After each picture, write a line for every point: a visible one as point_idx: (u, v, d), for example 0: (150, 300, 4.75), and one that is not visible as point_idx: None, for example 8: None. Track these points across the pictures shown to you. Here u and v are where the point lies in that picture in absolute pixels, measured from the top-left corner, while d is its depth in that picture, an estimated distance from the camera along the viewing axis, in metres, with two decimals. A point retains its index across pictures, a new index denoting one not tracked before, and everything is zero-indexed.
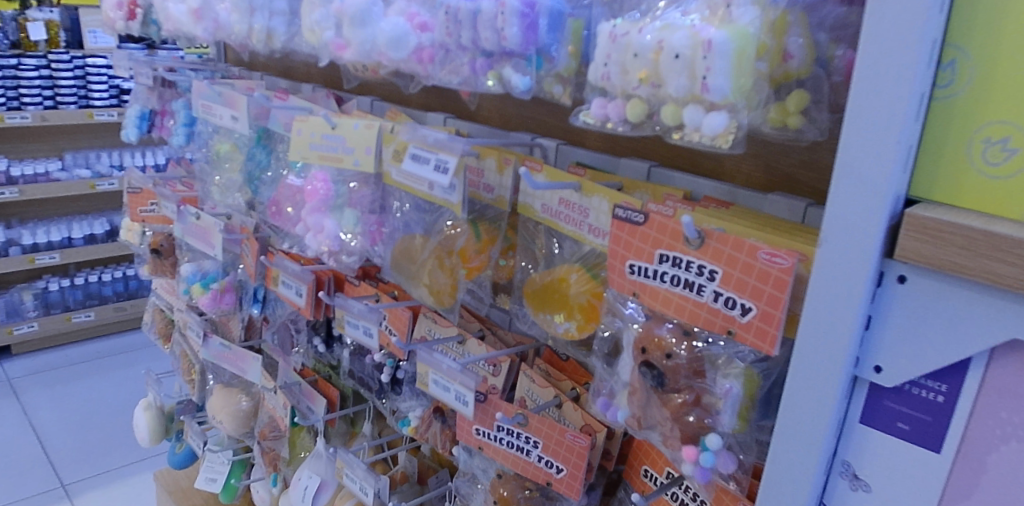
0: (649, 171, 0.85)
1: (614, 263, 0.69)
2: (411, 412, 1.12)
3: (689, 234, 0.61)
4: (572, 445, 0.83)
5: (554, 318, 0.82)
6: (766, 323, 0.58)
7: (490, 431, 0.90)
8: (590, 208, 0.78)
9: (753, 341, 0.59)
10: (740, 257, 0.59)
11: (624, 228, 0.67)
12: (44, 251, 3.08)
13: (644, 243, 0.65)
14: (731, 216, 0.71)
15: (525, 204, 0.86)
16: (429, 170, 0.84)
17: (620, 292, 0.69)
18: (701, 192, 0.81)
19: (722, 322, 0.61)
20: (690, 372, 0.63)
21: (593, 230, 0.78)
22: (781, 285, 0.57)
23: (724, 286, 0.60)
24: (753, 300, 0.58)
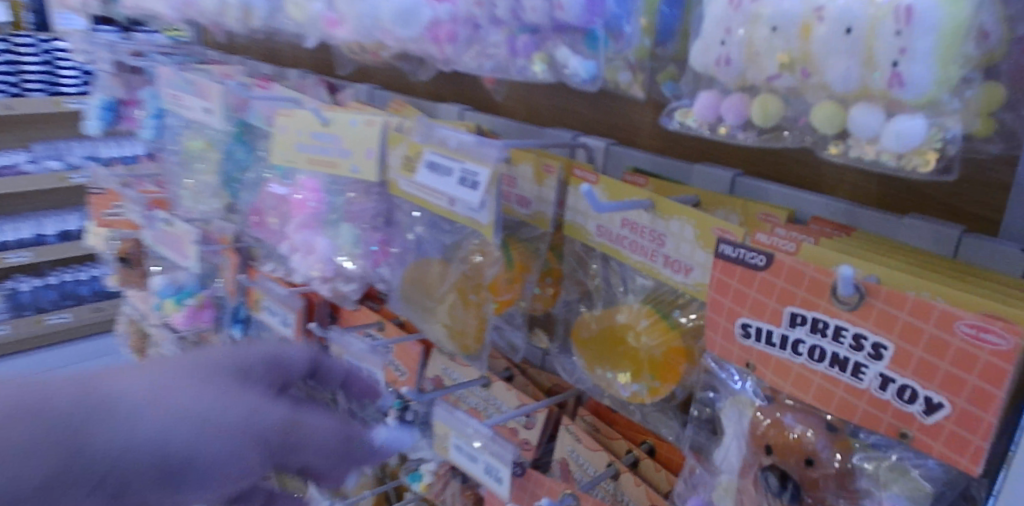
0: (733, 181, 0.66)
1: (715, 317, 0.51)
2: (422, 465, 0.94)
3: (843, 292, 0.43)
4: None
5: (615, 373, 0.64)
6: (967, 428, 0.40)
7: None
8: (667, 236, 0.59)
9: (940, 451, 0.41)
10: (926, 330, 0.41)
11: (735, 272, 0.49)
12: (13, 249, 2.86)
13: (764, 296, 0.47)
14: (868, 251, 0.53)
15: (575, 226, 0.67)
16: (452, 183, 0.66)
17: (722, 358, 0.51)
18: (809, 212, 0.62)
19: (892, 420, 0.43)
20: (837, 485, 0.45)
21: (669, 264, 0.60)
22: (995, 376, 0.38)
23: (897, 367, 0.42)
24: (945, 393, 0.40)
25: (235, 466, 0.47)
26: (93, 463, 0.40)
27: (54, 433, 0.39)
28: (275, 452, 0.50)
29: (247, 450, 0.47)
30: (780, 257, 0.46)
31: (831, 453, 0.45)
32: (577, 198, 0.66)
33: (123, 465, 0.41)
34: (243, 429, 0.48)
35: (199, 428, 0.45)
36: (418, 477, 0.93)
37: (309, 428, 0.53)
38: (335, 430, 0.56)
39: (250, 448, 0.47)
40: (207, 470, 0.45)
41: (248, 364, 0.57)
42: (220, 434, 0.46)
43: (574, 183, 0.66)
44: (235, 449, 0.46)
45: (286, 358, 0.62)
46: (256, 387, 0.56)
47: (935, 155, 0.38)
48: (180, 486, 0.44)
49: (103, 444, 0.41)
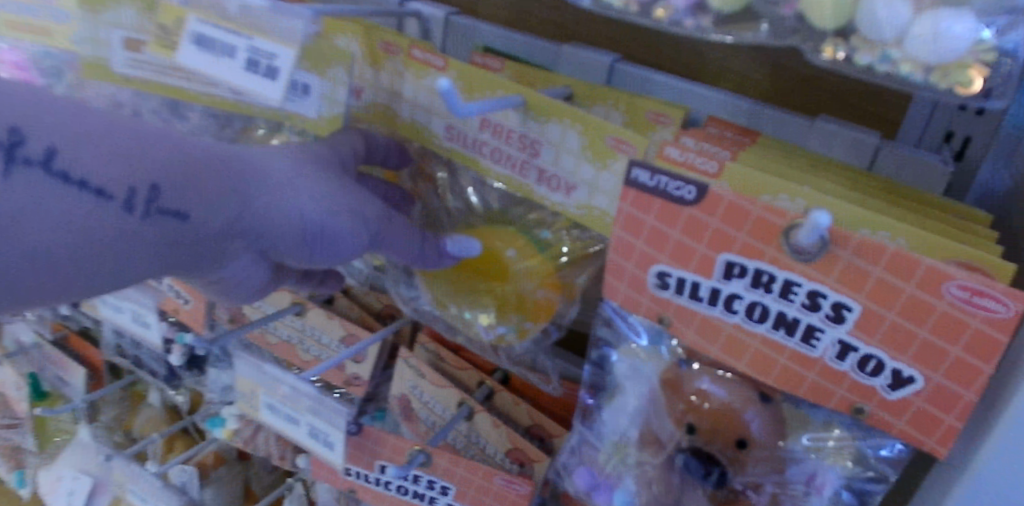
0: (611, 68, 0.53)
1: (615, 260, 0.39)
2: (224, 410, 0.76)
3: (805, 241, 0.32)
4: (503, 494, 0.54)
5: (471, 311, 0.51)
6: (939, 406, 0.33)
7: (368, 473, 0.59)
8: (542, 143, 0.45)
9: (900, 428, 0.34)
10: (905, 290, 0.32)
11: (651, 208, 0.36)
12: None
13: (691, 239, 0.36)
14: (790, 165, 0.43)
15: (416, 127, 0.50)
16: (231, 66, 0.46)
17: (624, 308, 0.40)
18: (704, 110, 0.51)
19: (847, 393, 0.35)
20: (769, 467, 0.38)
21: (544, 180, 0.46)
22: (986, 350, 0.31)
23: (861, 334, 0.33)
24: (918, 364, 0.33)
25: (354, 250, 0.46)
26: (250, 221, 0.43)
27: (225, 184, 0.41)
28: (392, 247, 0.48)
29: (367, 234, 0.46)
30: (718, 190, 0.34)
31: (765, 430, 0.38)
32: (417, 90, 0.49)
33: (271, 230, 0.43)
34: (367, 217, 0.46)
35: (329, 206, 0.44)
36: (221, 422, 0.76)
37: (408, 228, 0.48)
38: (418, 232, 0.49)
39: (366, 229, 0.45)
40: (336, 244, 0.45)
41: (345, 159, 0.49)
42: (351, 211, 0.45)
43: (414, 68, 0.49)
44: (359, 231, 0.45)
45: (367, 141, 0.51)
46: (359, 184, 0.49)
47: (983, 71, 0.28)
48: (314, 254, 0.45)
49: (265, 205, 0.43)
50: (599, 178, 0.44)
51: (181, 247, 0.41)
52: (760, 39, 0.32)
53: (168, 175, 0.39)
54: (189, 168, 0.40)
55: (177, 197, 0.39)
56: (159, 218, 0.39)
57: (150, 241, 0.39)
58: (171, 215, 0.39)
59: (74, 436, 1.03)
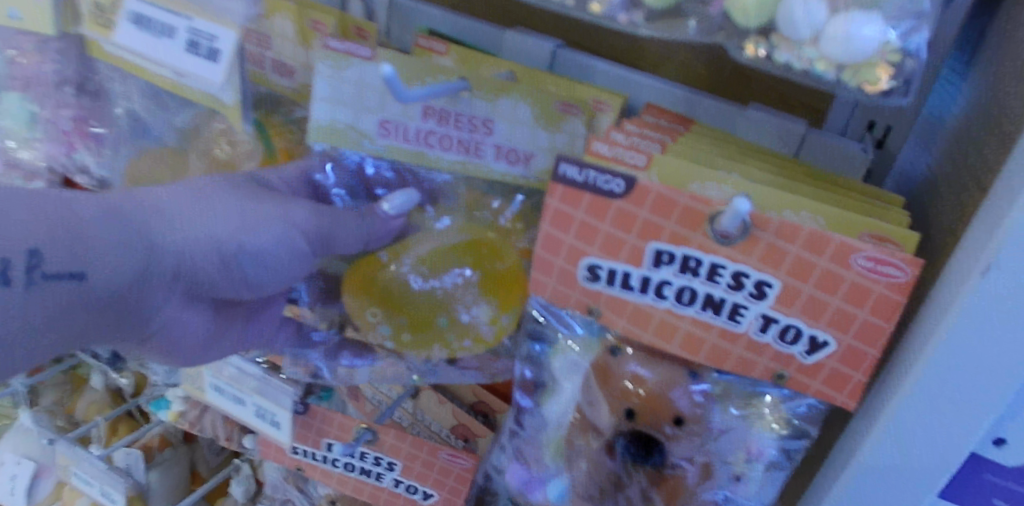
0: (554, 54, 0.54)
1: (545, 256, 0.40)
2: (169, 391, 0.76)
3: (728, 226, 0.34)
4: (447, 469, 0.56)
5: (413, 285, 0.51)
6: (849, 364, 0.36)
7: (314, 451, 0.60)
8: (496, 121, 0.46)
9: (817, 388, 0.37)
10: (819, 264, 0.34)
11: (585, 201, 0.37)
12: None
13: (622, 231, 0.37)
14: (723, 154, 0.45)
15: (338, 129, 0.46)
16: (173, 47, 0.46)
17: (553, 302, 0.42)
18: (642, 98, 0.53)
19: (769, 363, 0.38)
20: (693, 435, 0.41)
21: (501, 156, 0.46)
22: (888, 310, 0.34)
23: (782, 306, 0.36)
24: (832, 329, 0.36)
25: (288, 256, 0.47)
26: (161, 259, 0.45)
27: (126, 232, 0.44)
28: (332, 249, 0.48)
29: (296, 236, 0.47)
30: (646, 182, 0.36)
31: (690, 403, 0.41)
32: (337, 84, 0.45)
33: (186, 260, 0.46)
34: (295, 224, 0.47)
35: (241, 221, 0.46)
36: (167, 404, 0.76)
37: (350, 217, 0.48)
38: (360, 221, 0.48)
39: (297, 235, 0.47)
40: (261, 258, 0.47)
41: (272, 177, 0.50)
42: (277, 219, 0.46)
43: (333, 59, 0.45)
44: (287, 236, 0.47)
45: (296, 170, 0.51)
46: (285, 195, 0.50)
47: (888, 70, 0.29)
48: (243, 271, 0.47)
49: (168, 240, 0.45)
50: (554, 143, 0.46)
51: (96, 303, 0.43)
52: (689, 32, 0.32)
53: (53, 241, 0.40)
54: (80, 229, 0.42)
55: (73, 260, 0.41)
56: (53, 284, 0.40)
57: (58, 303, 0.41)
58: (70, 277, 0.41)
59: (15, 419, 1.01)
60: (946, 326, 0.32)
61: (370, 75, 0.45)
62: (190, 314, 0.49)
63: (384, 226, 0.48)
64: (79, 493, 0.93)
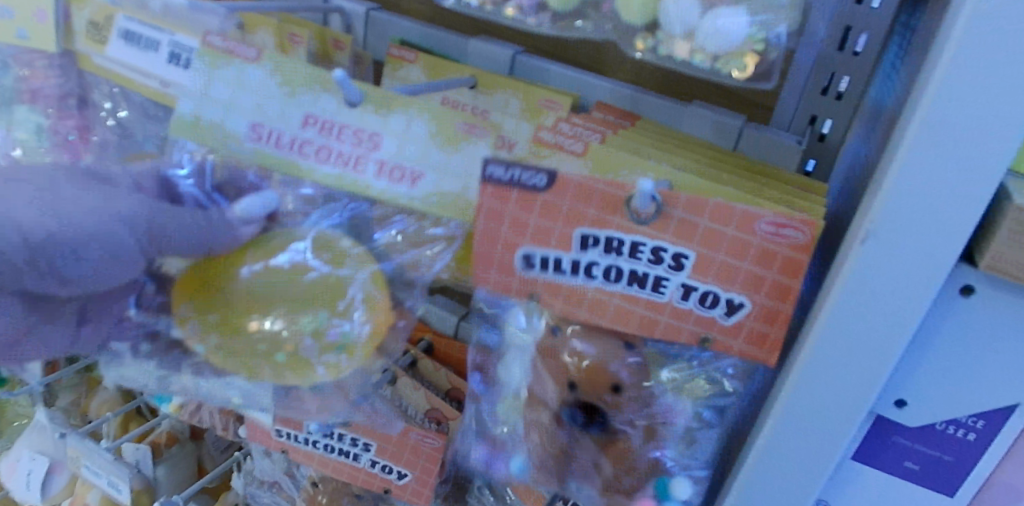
0: (513, 61, 0.59)
1: (483, 250, 0.43)
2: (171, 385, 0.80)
3: (641, 204, 0.38)
4: (419, 448, 0.62)
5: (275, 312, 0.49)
6: (768, 322, 0.40)
7: (294, 434, 0.64)
8: (383, 134, 0.46)
9: (742, 348, 0.41)
10: (727, 233, 0.39)
11: (509, 199, 0.41)
12: None
13: (548, 220, 0.41)
14: (657, 144, 0.49)
15: (204, 126, 0.48)
16: (159, 61, 0.51)
17: (496, 293, 0.44)
18: (592, 98, 0.57)
19: (694, 327, 0.41)
20: (636, 404, 0.44)
21: (383, 173, 0.46)
22: (795, 268, 0.38)
23: (700, 275, 0.40)
24: (746, 291, 0.39)
25: (115, 249, 0.43)
26: None
27: None
28: (163, 249, 0.46)
29: (119, 227, 0.44)
30: (565, 174, 0.40)
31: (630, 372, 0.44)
32: (211, 81, 0.48)
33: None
34: (114, 214, 0.44)
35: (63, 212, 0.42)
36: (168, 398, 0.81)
37: (188, 222, 0.46)
38: (199, 226, 0.47)
39: (125, 226, 0.44)
40: (82, 246, 0.42)
41: (112, 174, 0.48)
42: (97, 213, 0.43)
43: (211, 57, 0.48)
44: (109, 226, 0.43)
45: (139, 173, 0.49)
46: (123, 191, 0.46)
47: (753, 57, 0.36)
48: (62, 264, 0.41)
49: None
50: (448, 161, 0.45)
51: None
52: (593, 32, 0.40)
53: None
54: None
55: None
56: None
57: None
58: None
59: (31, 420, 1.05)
60: (838, 289, 0.36)
61: (249, 74, 0.47)
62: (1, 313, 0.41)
63: (233, 228, 0.48)
64: (90, 486, 0.98)
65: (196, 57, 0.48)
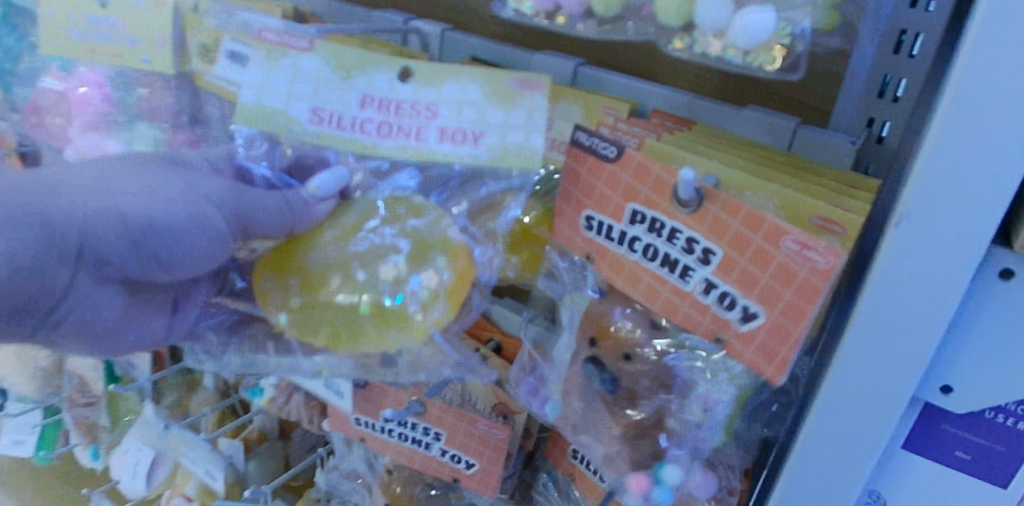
0: (574, 72, 0.63)
1: (563, 207, 0.51)
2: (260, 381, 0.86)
3: (684, 195, 0.42)
4: (486, 439, 0.66)
5: (358, 268, 0.50)
6: (778, 340, 0.41)
7: (374, 422, 0.69)
8: (439, 103, 0.50)
9: (751, 357, 0.43)
10: (754, 241, 0.41)
11: (587, 160, 0.48)
12: None
13: (610, 189, 0.46)
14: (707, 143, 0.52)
15: (267, 111, 0.52)
16: None
17: (568, 247, 0.51)
18: (648, 104, 0.60)
19: (709, 324, 0.44)
20: (653, 381, 0.51)
21: (445, 137, 0.50)
22: (811, 292, 0.39)
23: (721, 275, 0.43)
24: (761, 302, 0.41)
25: (204, 234, 0.47)
26: (64, 240, 0.42)
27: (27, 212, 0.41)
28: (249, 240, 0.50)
29: (211, 212, 0.47)
30: (630, 150, 0.45)
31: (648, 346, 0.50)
32: (269, 73, 0.52)
33: (96, 242, 0.43)
34: (205, 196, 0.47)
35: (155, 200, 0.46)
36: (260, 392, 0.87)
37: (269, 194, 0.49)
38: (278, 198, 0.49)
39: (211, 211, 0.47)
40: (173, 234, 0.46)
41: (176, 154, 0.52)
42: (182, 203, 0.46)
43: (266, 50, 0.53)
44: (200, 210, 0.47)
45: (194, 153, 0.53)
46: (193, 169, 0.51)
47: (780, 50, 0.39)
48: (157, 251, 0.45)
49: (69, 212, 0.43)
50: (506, 119, 0.49)
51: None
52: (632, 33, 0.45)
53: None
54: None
55: None
56: None
57: None
58: None
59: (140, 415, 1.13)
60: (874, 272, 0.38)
61: (304, 62, 0.52)
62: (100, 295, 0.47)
63: (310, 206, 0.50)
64: (189, 477, 1.06)
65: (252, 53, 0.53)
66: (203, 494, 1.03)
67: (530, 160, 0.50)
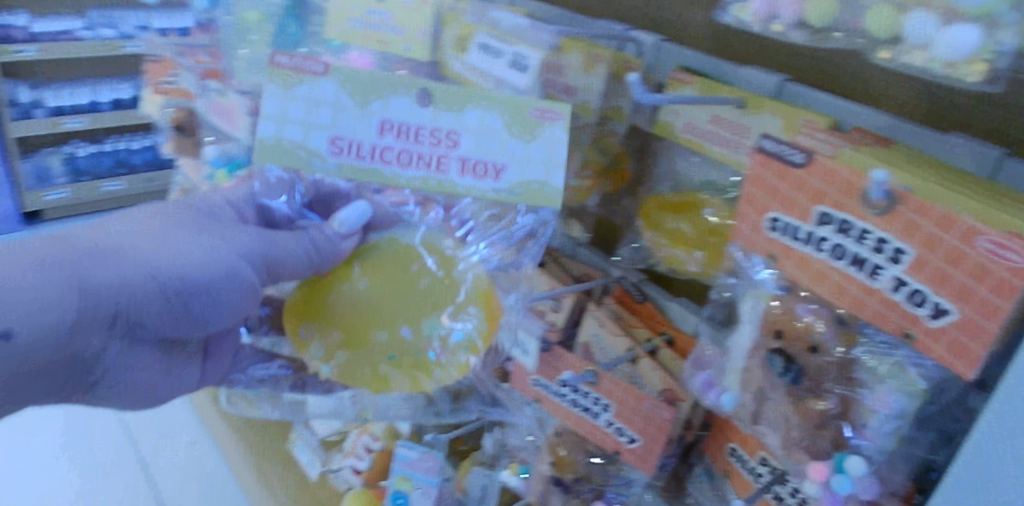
0: (780, 86, 0.66)
1: (744, 209, 0.57)
2: None
3: (874, 195, 0.47)
4: (649, 417, 0.70)
5: (398, 321, 0.61)
6: (969, 335, 0.45)
7: (550, 385, 0.77)
8: (460, 131, 0.59)
9: (942, 353, 0.46)
10: (948, 241, 0.45)
11: (769, 165, 0.54)
12: (70, 114, 2.49)
13: (797, 192, 0.52)
14: (907, 162, 0.54)
15: (283, 145, 0.60)
16: (502, 66, 0.68)
17: (747, 248, 0.58)
18: (850, 122, 0.63)
19: (900, 320, 0.48)
20: (837, 372, 0.54)
21: (469, 168, 0.60)
22: (1006, 291, 0.42)
23: (913, 274, 0.47)
24: (955, 301, 0.45)
25: (232, 290, 0.60)
26: (97, 308, 0.57)
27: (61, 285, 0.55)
28: (279, 280, 0.62)
29: (241, 263, 0.60)
30: (818, 157, 0.51)
31: (833, 338, 0.54)
32: (286, 102, 0.59)
33: (131, 306, 0.58)
34: (238, 248, 0.60)
35: (186, 257, 0.59)
36: None
37: (295, 241, 0.61)
38: (303, 243, 0.61)
39: (243, 264, 0.60)
40: (202, 293, 0.59)
41: (209, 204, 0.65)
42: (209, 263, 0.59)
43: (281, 77, 0.59)
44: (228, 264, 0.60)
45: (218, 204, 0.65)
46: (221, 222, 0.63)
47: (984, 66, 0.44)
48: (187, 306, 0.60)
49: (104, 282, 0.57)
50: (529, 150, 0.59)
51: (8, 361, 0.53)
52: (841, 43, 0.50)
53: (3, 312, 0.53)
54: (33, 293, 0.54)
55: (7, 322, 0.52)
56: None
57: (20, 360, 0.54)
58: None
59: None
60: None
61: (320, 88, 0.59)
62: (137, 358, 0.63)
63: (337, 240, 0.62)
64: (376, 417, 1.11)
65: (270, 80, 0.60)
66: (388, 436, 1.08)
67: (551, 194, 0.60)
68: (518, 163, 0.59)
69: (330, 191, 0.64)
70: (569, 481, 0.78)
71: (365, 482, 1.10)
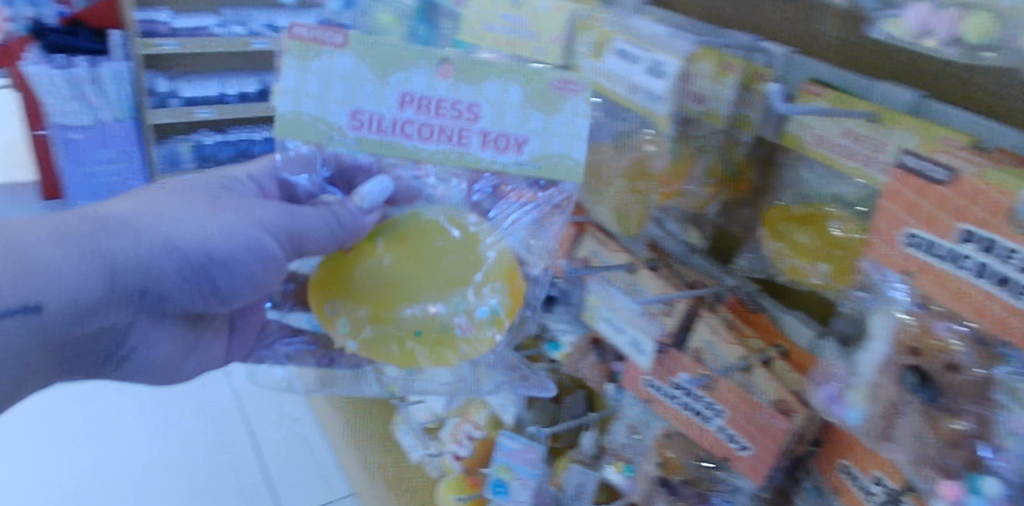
0: (917, 101, 0.65)
1: (879, 223, 0.57)
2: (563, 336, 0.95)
3: None
4: (762, 426, 0.70)
5: (423, 297, 0.72)
6: None
7: (663, 387, 0.80)
8: (479, 105, 0.67)
9: None
10: None
11: (910, 181, 0.54)
12: (201, 104, 2.64)
13: (940, 209, 0.52)
14: None
15: (304, 120, 0.68)
16: (638, 71, 0.70)
17: (881, 263, 0.57)
18: (994, 142, 0.61)
19: None
20: (976, 394, 0.52)
21: (489, 142, 0.68)
22: None
23: None
24: None
25: (260, 261, 0.74)
26: (122, 277, 0.75)
27: (84, 256, 0.73)
28: (301, 250, 0.74)
29: (265, 237, 0.73)
30: (965, 175, 0.50)
31: (973, 358, 0.53)
32: (303, 73, 0.67)
33: (151, 273, 0.75)
34: (261, 224, 0.74)
35: (174, 227, 0.75)
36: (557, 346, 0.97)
37: (318, 218, 0.72)
38: (324, 221, 0.71)
39: (270, 241, 0.73)
40: (226, 262, 0.74)
41: (229, 182, 0.81)
42: (227, 237, 0.74)
43: (299, 51, 0.67)
44: (256, 239, 0.73)
45: (235, 185, 0.81)
46: (230, 198, 0.79)
47: None
48: (216, 275, 0.76)
49: (121, 254, 0.74)
50: (545, 126, 0.67)
51: (43, 322, 0.73)
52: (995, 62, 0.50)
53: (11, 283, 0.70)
54: (24, 273, 0.71)
55: (38, 299, 0.71)
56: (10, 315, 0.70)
57: (25, 333, 0.73)
58: (28, 309, 0.71)
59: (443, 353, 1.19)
60: None
61: (339, 62, 0.67)
62: (161, 333, 0.86)
63: (359, 216, 0.72)
64: (478, 407, 1.15)
65: (289, 53, 0.67)
66: (491, 426, 1.12)
67: (569, 165, 0.68)
68: (539, 135, 0.68)
69: (351, 167, 0.74)
70: (676, 482, 0.79)
71: (465, 469, 1.13)
